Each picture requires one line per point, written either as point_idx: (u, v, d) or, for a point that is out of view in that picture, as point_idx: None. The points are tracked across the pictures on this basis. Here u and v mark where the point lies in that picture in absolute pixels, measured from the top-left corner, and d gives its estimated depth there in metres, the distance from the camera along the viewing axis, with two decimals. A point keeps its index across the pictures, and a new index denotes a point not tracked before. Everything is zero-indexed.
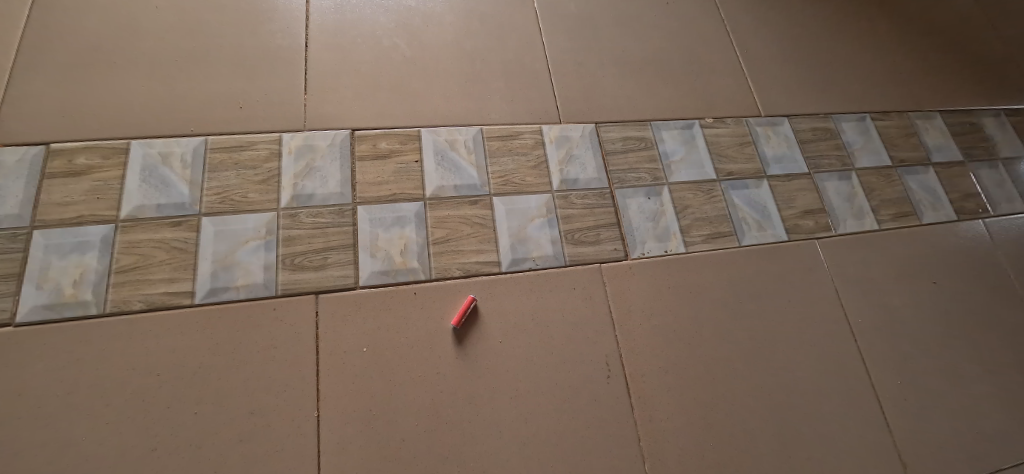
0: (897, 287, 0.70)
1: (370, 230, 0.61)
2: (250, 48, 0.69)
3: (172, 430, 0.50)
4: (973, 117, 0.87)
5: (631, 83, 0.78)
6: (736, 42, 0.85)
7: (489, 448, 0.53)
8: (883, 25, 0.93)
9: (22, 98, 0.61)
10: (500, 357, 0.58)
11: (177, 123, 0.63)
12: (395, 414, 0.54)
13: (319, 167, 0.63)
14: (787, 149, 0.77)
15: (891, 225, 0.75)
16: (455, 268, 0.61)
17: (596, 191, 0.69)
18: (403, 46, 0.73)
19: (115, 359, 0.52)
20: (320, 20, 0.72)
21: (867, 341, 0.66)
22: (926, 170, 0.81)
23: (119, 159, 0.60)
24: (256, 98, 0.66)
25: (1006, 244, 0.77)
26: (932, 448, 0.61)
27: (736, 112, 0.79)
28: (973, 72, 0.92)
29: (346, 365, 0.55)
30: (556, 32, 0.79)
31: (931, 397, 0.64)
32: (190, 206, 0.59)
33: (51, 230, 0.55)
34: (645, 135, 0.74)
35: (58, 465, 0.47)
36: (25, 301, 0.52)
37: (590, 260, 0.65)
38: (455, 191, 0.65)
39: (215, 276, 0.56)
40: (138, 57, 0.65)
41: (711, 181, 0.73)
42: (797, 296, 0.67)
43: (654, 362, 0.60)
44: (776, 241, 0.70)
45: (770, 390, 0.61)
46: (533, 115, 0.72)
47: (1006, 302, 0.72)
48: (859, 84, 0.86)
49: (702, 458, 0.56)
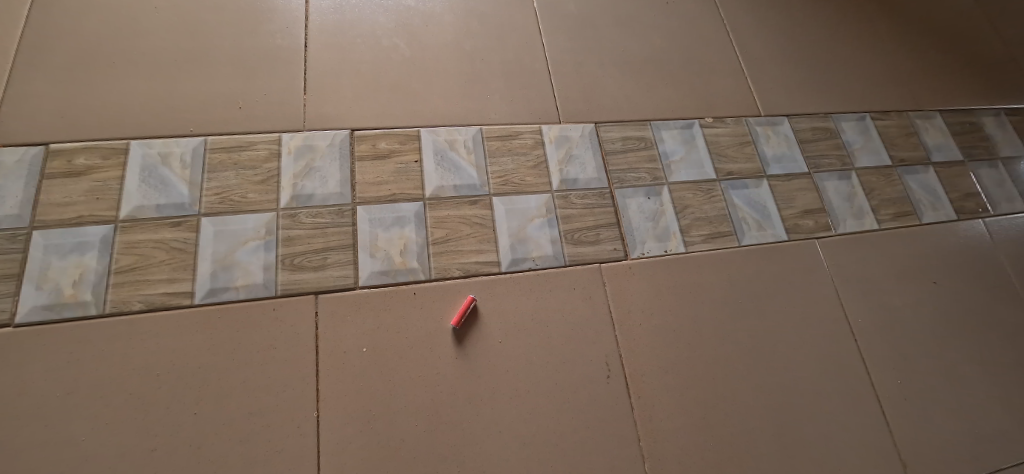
0: (898, 286, 0.70)
1: (370, 230, 0.61)
2: (250, 48, 0.69)
3: (172, 431, 0.50)
4: (973, 117, 0.87)
5: (631, 83, 0.78)
6: (736, 41, 0.85)
7: (489, 448, 0.53)
8: (883, 25, 0.93)
9: (22, 99, 0.60)
10: (500, 357, 0.58)
11: (176, 123, 0.63)
12: (395, 415, 0.53)
13: (319, 167, 0.63)
14: (787, 149, 0.77)
15: (891, 224, 0.75)
16: (455, 268, 0.61)
17: (596, 191, 0.69)
18: (403, 46, 0.73)
19: (115, 359, 0.51)
20: (319, 20, 0.72)
21: (867, 341, 0.66)
22: (927, 170, 0.81)
23: (119, 159, 0.60)
24: (256, 98, 0.66)
25: (1006, 243, 0.77)
26: (932, 448, 0.61)
27: (736, 111, 0.79)
28: (973, 72, 0.92)
29: (346, 365, 0.55)
30: (556, 32, 0.79)
31: (931, 397, 0.64)
32: (190, 206, 0.59)
33: (51, 230, 0.55)
34: (645, 135, 0.74)
35: (58, 465, 0.47)
36: (25, 301, 0.52)
37: (590, 260, 0.65)
38: (455, 191, 0.65)
39: (215, 276, 0.56)
40: (138, 57, 0.65)
41: (711, 180, 0.73)
42: (797, 296, 0.67)
43: (654, 362, 0.60)
44: (776, 241, 0.70)
45: (770, 390, 0.61)
46: (533, 115, 0.72)
47: (1006, 302, 0.72)
48: (859, 84, 0.86)
49: (702, 458, 0.56)
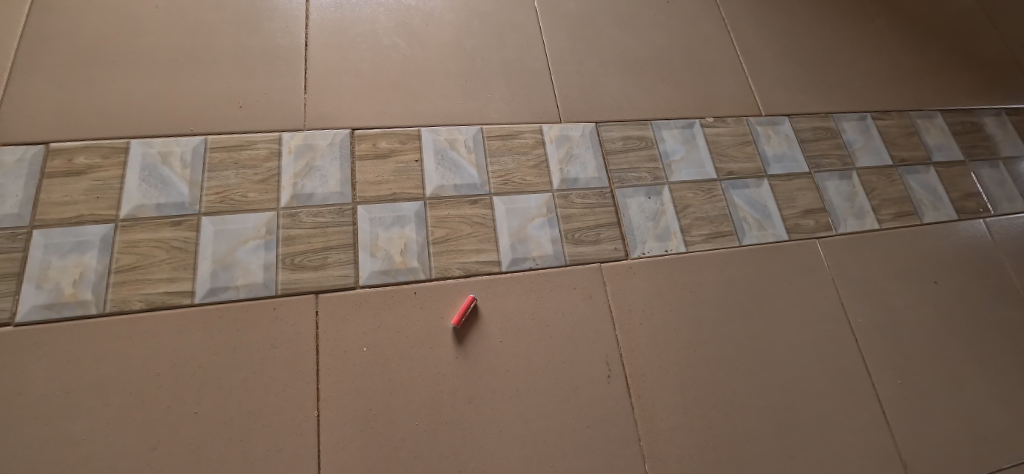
0: (898, 286, 0.70)
1: (370, 229, 0.61)
2: (250, 47, 0.69)
3: (172, 431, 0.50)
4: (974, 116, 0.87)
5: (632, 82, 0.77)
6: (736, 41, 0.85)
7: (489, 448, 0.53)
8: (884, 25, 0.93)
9: (22, 98, 0.60)
10: (500, 356, 0.58)
11: (176, 123, 0.63)
12: (395, 414, 0.53)
13: (319, 167, 0.63)
14: (788, 149, 0.77)
15: (892, 224, 0.75)
16: (455, 268, 0.61)
17: (596, 190, 0.69)
18: (403, 46, 0.73)
19: (116, 359, 0.51)
20: (319, 19, 0.72)
21: (867, 341, 0.66)
22: (927, 169, 0.80)
23: (119, 159, 0.60)
24: (256, 97, 0.66)
25: (1006, 243, 0.77)
26: (933, 448, 0.61)
27: (737, 111, 0.79)
28: (974, 72, 0.92)
29: (346, 364, 0.55)
30: (556, 31, 0.79)
31: (932, 397, 0.64)
32: (189, 205, 0.59)
33: (51, 230, 0.55)
34: (645, 134, 0.74)
35: (58, 464, 0.47)
36: (25, 300, 0.52)
37: (590, 260, 0.65)
38: (456, 191, 0.65)
39: (215, 276, 0.56)
40: (138, 57, 0.65)
41: (712, 180, 0.72)
42: (798, 296, 0.67)
43: (655, 362, 0.60)
44: (777, 241, 0.70)
45: (771, 390, 0.61)
46: (533, 114, 0.72)
47: (1007, 302, 0.72)
48: (860, 83, 0.86)
49: (702, 459, 0.56)
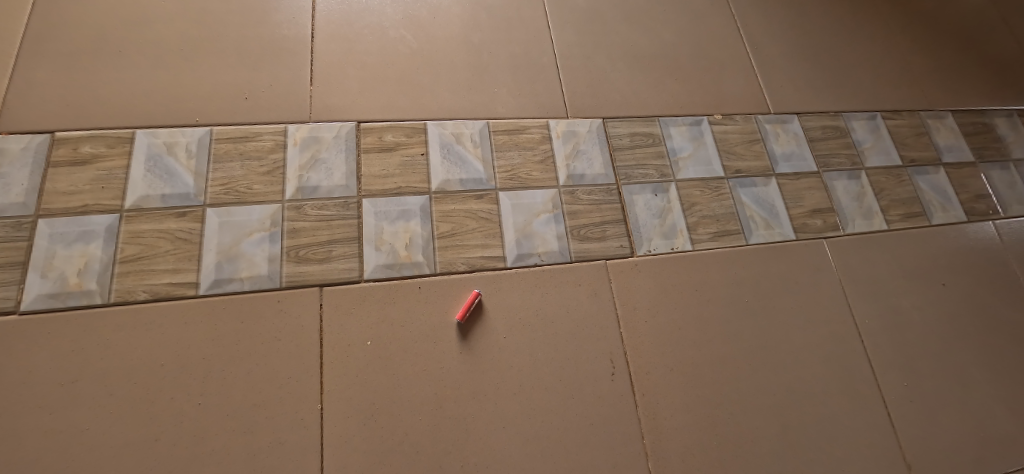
0: (905, 287, 0.70)
1: (375, 223, 0.61)
2: (256, 38, 0.68)
3: (175, 421, 0.50)
4: (985, 117, 0.86)
5: (639, 78, 0.77)
6: (746, 36, 0.84)
7: (492, 443, 0.53)
8: (896, 25, 0.92)
9: (26, 86, 0.60)
10: (504, 353, 0.58)
11: (181, 112, 0.62)
12: (398, 410, 0.53)
13: (324, 159, 0.63)
14: (796, 148, 0.77)
15: (900, 224, 0.74)
16: (460, 263, 0.61)
17: (603, 187, 0.68)
18: (409, 38, 0.72)
19: (118, 350, 0.51)
20: (326, 11, 0.71)
21: (873, 341, 0.66)
22: (938, 171, 0.80)
23: (125, 148, 0.59)
24: (261, 88, 0.65)
25: (1015, 245, 0.76)
26: (937, 450, 0.61)
27: (745, 109, 0.78)
28: (986, 72, 0.91)
29: (350, 357, 0.55)
30: (563, 25, 0.78)
31: (936, 399, 0.64)
32: (195, 196, 0.58)
33: (56, 219, 0.55)
34: (652, 131, 0.73)
35: (61, 452, 0.47)
36: (30, 289, 0.52)
37: (596, 257, 0.64)
38: (461, 184, 0.65)
39: (219, 268, 0.56)
40: (144, 47, 0.64)
41: (719, 178, 0.72)
42: (804, 296, 0.67)
43: (659, 359, 0.60)
44: (784, 240, 0.70)
45: (774, 388, 0.61)
46: (540, 109, 0.72)
47: (1015, 303, 0.72)
48: (869, 80, 0.85)
49: (705, 457, 0.56)
